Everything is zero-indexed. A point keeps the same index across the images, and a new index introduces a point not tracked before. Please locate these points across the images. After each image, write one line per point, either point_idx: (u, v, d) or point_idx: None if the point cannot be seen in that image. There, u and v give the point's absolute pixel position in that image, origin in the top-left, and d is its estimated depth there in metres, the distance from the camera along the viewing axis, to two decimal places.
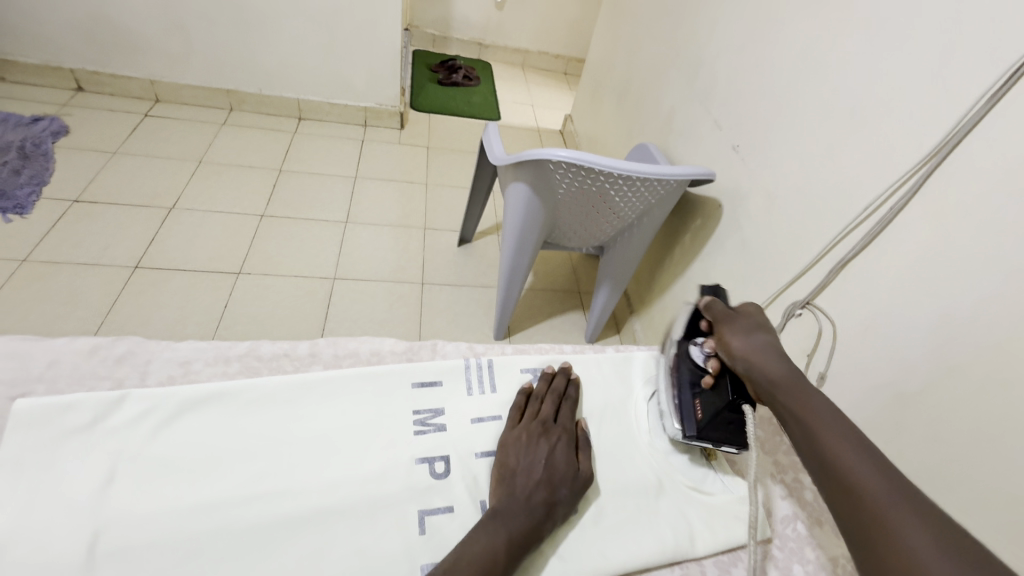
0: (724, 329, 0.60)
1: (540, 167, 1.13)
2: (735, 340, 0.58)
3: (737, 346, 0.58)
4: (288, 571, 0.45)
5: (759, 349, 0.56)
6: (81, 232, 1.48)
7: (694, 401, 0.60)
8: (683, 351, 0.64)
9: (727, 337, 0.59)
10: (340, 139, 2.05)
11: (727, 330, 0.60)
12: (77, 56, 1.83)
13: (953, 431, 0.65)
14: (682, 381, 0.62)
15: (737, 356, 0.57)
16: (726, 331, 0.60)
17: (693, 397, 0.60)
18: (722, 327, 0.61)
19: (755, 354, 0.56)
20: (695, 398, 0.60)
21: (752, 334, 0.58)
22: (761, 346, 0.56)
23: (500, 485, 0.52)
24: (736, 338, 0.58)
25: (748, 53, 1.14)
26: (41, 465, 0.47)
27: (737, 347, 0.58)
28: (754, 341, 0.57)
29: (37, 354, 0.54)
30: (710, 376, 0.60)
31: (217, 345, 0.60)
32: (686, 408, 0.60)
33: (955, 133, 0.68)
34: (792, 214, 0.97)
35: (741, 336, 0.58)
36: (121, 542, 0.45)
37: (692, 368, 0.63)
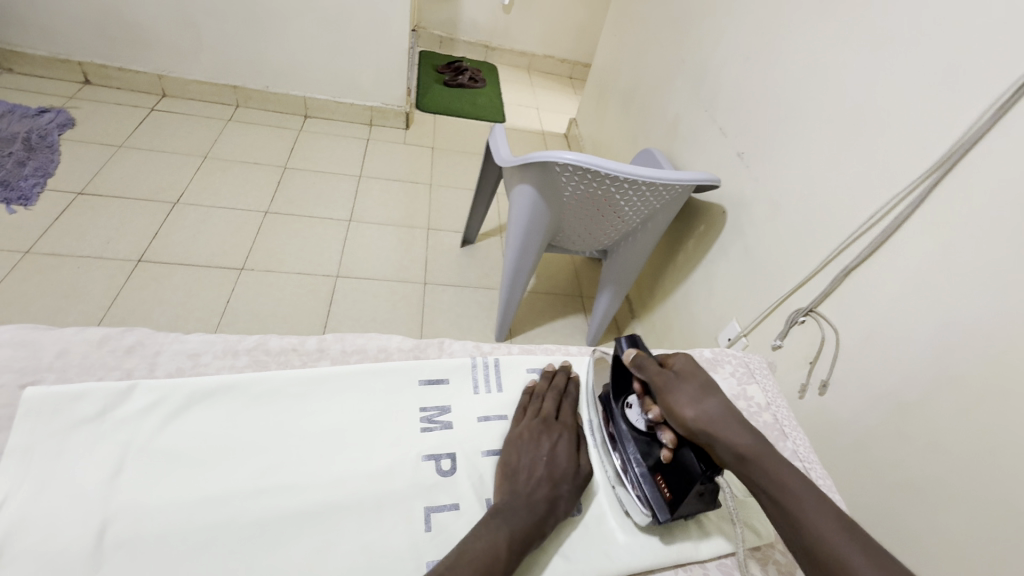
0: (670, 396, 0.55)
1: (546, 169, 1.13)
2: (687, 408, 0.54)
3: (690, 416, 0.53)
4: (295, 564, 0.46)
5: (715, 418, 0.52)
6: (86, 224, 1.48)
7: (657, 479, 0.55)
8: (623, 424, 0.59)
9: (677, 406, 0.54)
10: (345, 138, 2.05)
11: (673, 396, 0.55)
12: (85, 49, 1.83)
13: (956, 441, 0.66)
14: (635, 458, 0.57)
15: (696, 428, 0.53)
16: (672, 397, 0.55)
17: (653, 477, 0.56)
18: (666, 392, 0.56)
19: (714, 424, 0.52)
20: (655, 475, 0.56)
21: (703, 398, 0.54)
22: (715, 412, 0.53)
23: (503, 482, 0.52)
24: (688, 406, 0.54)
25: (755, 61, 1.15)
26: (50, 454, 0.47)
27: (691, 417, 0.53)
28: (707, 408, 0.54)
29: (46, 344, 0.55)
30: (668, 450, 0.55)
31: (226, 338, 0.60)
32: (652, 489, 0.55)
33: (958, 146, 0.69)
34: (797, 222, 0.98)
35: (692, 404, 0.54)
36: (129, 532, 0.45)
37: (640, 440, 0.58)
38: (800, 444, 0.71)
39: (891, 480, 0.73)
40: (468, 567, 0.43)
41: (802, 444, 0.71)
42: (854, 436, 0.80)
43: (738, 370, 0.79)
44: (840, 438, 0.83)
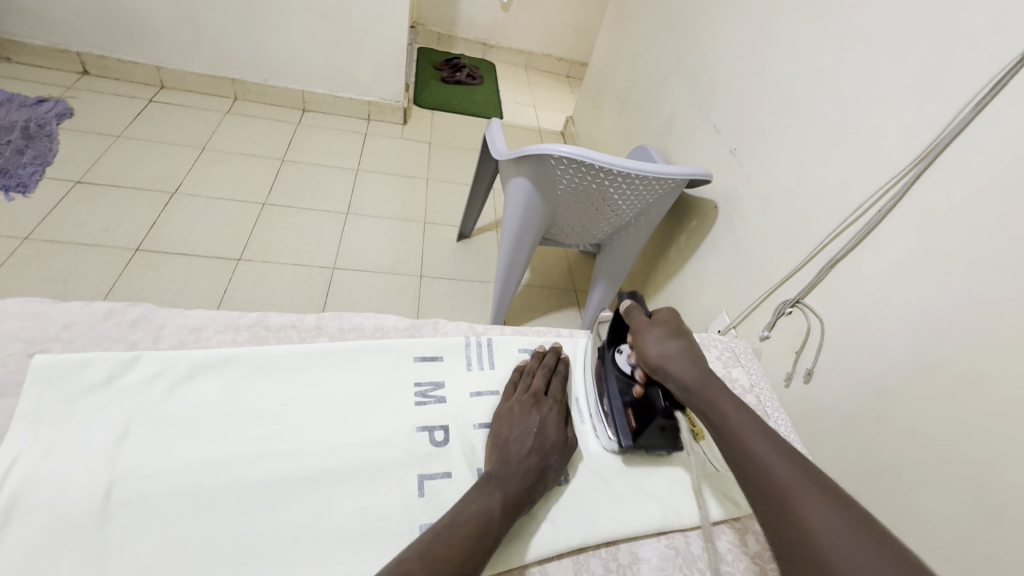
0: (640, 336, 0.63)
1: (542, 161, 1.16)
2: (649, 346, 0.62)
3: (652, 353, 0.61)
4: (295, 524, 0.48)
5: (671, 355, 0.60)
6: (83, 213, 1.49)
7: (627, 413, 0.62)
8: (611, 366, 0.66)
9: (642, 343, 0.63)
10: (343, 132, 2.07)
11: (642, 337, 0.63)
12: (84, 39, 1.84)
13: (932, 424, 0.68)
14: (614, 393, 0.64)
15: (654, 363, 0.60)
16: (641, 338, 0.63)
17: (625, 410, 0.62)
18: (638, 333, 0.64)
19: (668, 360, 0.60)
20: (627, 409, 0.62)
21: (665, 340, 0.62)
22: (673, 352, 0.60)
23: (494, 451, 0.55)
24: (650, 344, 0.62)
25: (748, 59, 1.17)
26: (59, 418, 0.49)
27: (652, 353, 0.61)
28: (665, 347, 0.61)
29: (54, 316, 0.57)
30: (640, 387, 0.62)
31: (227, 314, 0.62)
32: (621, 419, 0.62)
33: (936, 143, 0.71)
34: (785, 216, 1.00)
35: (655, 342, 0.62)
36: (135, 492, 0.47)
37: (623, 380, 0.65)
38: (783, 424, 0.73)
39: (871, 463, 0.76)
40: (462, 527, 0.45)
41: (785, 425, 0.72)
42: (836, 423, 0.83)
43: (723, 353, 0.79)
44: (823, 424, 0.85)
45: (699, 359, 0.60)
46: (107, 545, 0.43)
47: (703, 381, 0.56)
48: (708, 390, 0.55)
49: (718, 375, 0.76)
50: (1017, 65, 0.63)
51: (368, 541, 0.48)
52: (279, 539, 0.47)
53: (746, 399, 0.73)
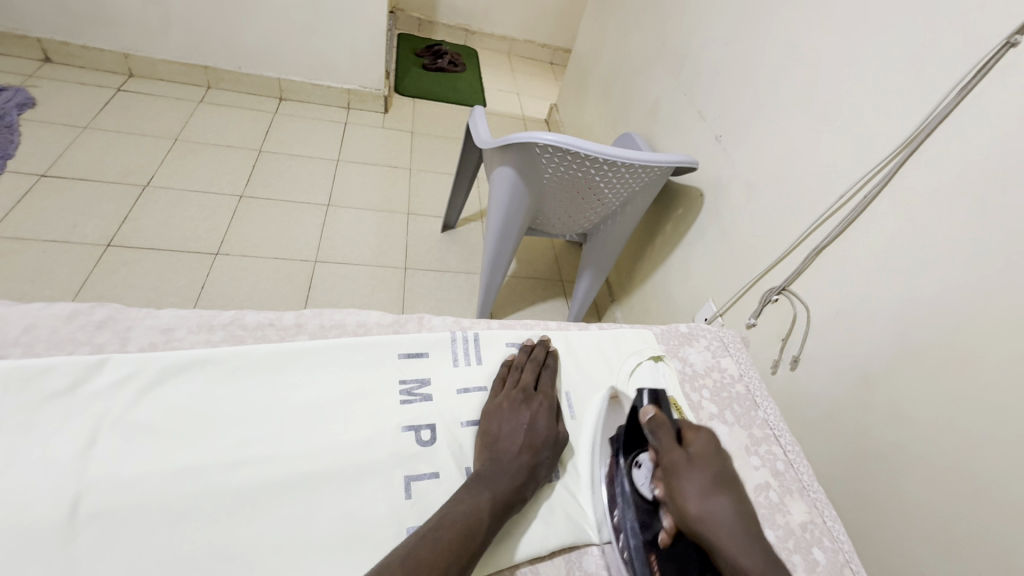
0: (676, 481, 0.51)
1: (526, 150, 1.13)
2: (691, 501, 0.49)
3: (694, 511, 0.49)
4: (276, 531, 0.46)
5: (719, 519, 0.48)
6: (49, 208, 1.43)
7: (650, 558, 0.50)
8: (628, 486, 0.54)
9: (681, 495, 0.50)
10: (322, 121, 2.01)
11: (680, 484, 0.51)
12: (44, 25, 1.75)
13: (917, 410, 0.69)
14: (632, 527, 0.52)
15: (697, 527, 0.48)
16: (678, 484, 0.51)
17: (648, 556, 0.50)
18: (673, 476, 0.51)
19: (719, 529, 0.47)
20: (649, 553, 0.50)
21: (711, 495, 0.49)
22: (722, 517, 0.48)
23: (484, 450, 0.54)
24: (693, 500, 0.49)
25: (734, 45, 1.16)
26: (20, 428, 0.46)
27: (694, 513, 0.48)
28: (714, 507, 0.49)
29: (13, 319, 0.53)
30: (666, 534, 0.50)
31: (200, 314, 0.59)
32: (643, 567, 0.49)
33: (921, 128, 0.71)
34: (770, 203, 1.00)
35: (698, 499, 0.49)
36: (103, 504, 0.44)
37: (642, 508, 0.53)
38: (771, 413, 0.72)
39: (858, 449, 0.77)
40: (450, 529, 0.44)
41: (773, 413, 0.72)
42: (823, 410, 0.83)
43: (712, 343, 0.79)
44: (809, 411, 0.86)
45: (748, 523, 0.49)
46: (75, 561, 0.41)
47: (769, 571, 0.45)
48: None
49: (706, 365, 0.76)
50: (1002, 48, 0.63)
51: (353, 546, 0.46)
52: (259, 548, 0.45)
53: (734, 388, 0.73)
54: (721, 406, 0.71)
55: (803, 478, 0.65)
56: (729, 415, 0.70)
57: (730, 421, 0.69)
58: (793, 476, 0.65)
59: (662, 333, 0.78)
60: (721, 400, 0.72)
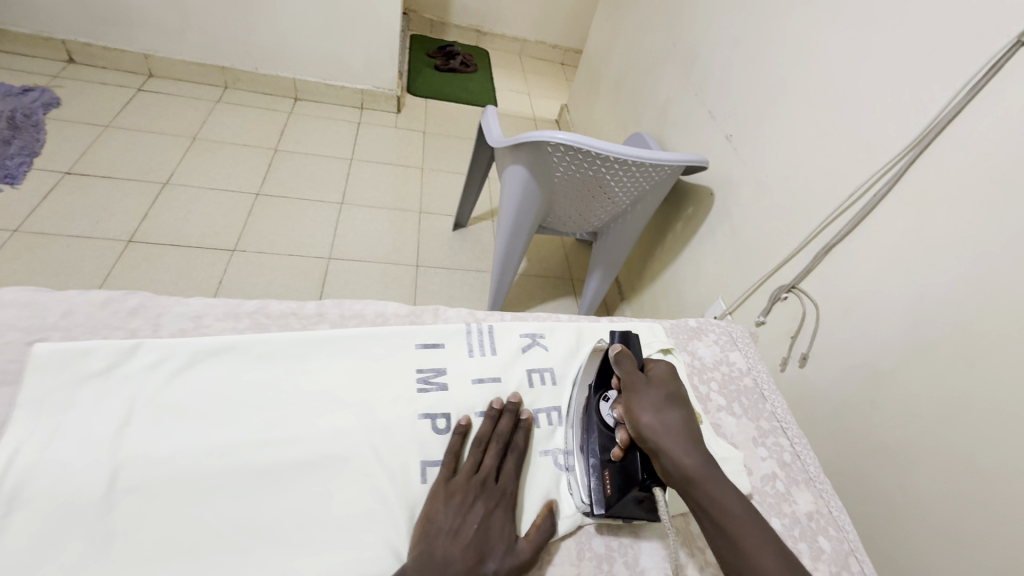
0: (632, 397, 0.54)
1: (538, 149, 1.15)
2: (644, 411, 0.53)
3: (645, 420, 0.52)
4: (299, 508, 0.48)
5: (669, 428, 0.51)
6: (74, 204, 1.47)
7: (604, 473, 0.54)
8: (595, 416, 0.58)
9: (636, 407, 0.53)
10: (336, 121, 2.04)
11: (636, 399, 0.54)
12: (68, 27, 1.80)
13: (925, 407, 0.70)
14: (593, 449, 0.56)
15: (646, 433, 0.51)
16: (634, 400, 0.54)
17: (602, 471, 0.54)
18: (631, 392, 0.55)
19: (667, 436, 0.50)
20: (604, 470, 0.54)
21: (664, 409, 0.53)
22: (673, 426, 0.51)
23: (421, 541, 0.47)
24: (647, 411, 0.52)
25: (744, 44, 1.16)
26: (60, 406, 0.49)
27: (646, 422, 0.52)
28: (666, 417, 0.52)
29: (52, 304, 0.56)
30: (619, 449, 0.54)
31: (227, 302, 0.62)
32: (597, 482, 0.54)
33: (932, 125, 0.71)
34: (779, 202, 1.01)
35: (651, 410, 0.53)
36: (138, 478, 0.47)
37: (605, 434, 0.57)
38: (779, 406, 0.73)
39: (865, 445, 0.77)
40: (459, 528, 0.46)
41: (781, 407, 0.73)
42: (831, 406, 0.84)
43: (721, 338, 0.80)
44: (817, 407, 0.86)
45: (697, 434, 0.52)
46: (113, 532, 0.44)
47: (709, 472, 0.48)
48: (710, 485, 0.47)
49: (715, 359, 0.77)
50: (1012, 48, 0.63)
51: (373, 523, 0.49)
52: (284, 523, 0.47)
53: (743, 382, 0.74)
54: (730, 399, 0.72)
55: (810, 469, 0.66)
56: (737, 408, 0.71)
57: (736, 413, 0.70)
58: (800, 468, 0.66)
59: (672, 327, 0.79)
60: (729, 393, 0.73)
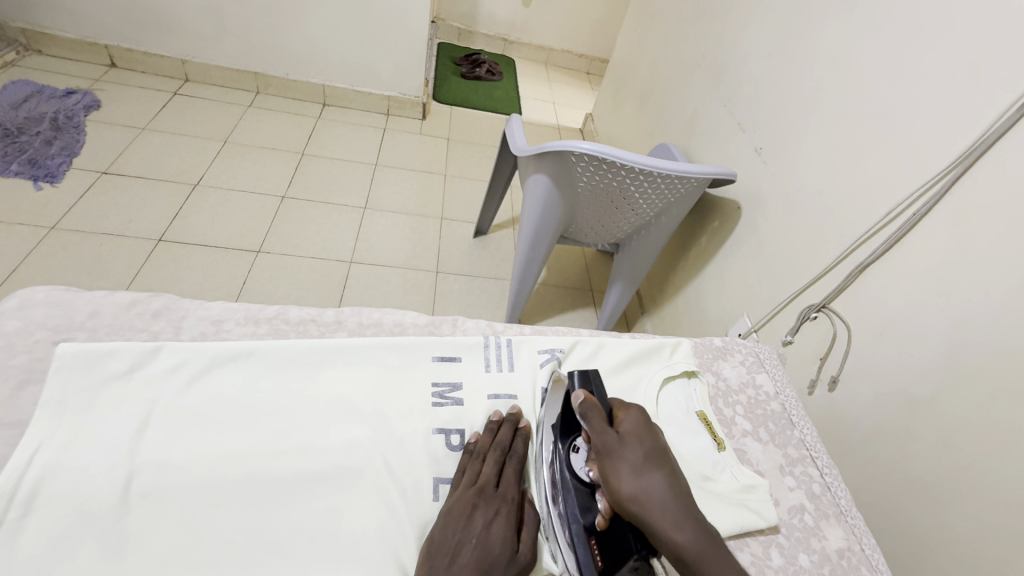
0: (609, 463, 0.49)
1: (561, 158, 1.14)
2: (624, 480, 0.48)
3: (626, 489, 0.47)
4: (308, 521, 0.47)
5: (652, 495, 0.47)
6: (108, 203, 1.52)
7: (591, 543, 0.49)
8: (567, 473, 0.53)
9: (614, 475, 0.48)
10: (362, 126, 2.07)
11: (613, 464, 0.49)
12: (111, 33, 1.87)
13: (966, 441, 0.66)
14: (573, 513, 0.51)
15: (631, 505, 0.47)
16: (612, 464, 0.49)
17: (588, 540, 0.49)
18: (606, 456, 0.50)
19: (653, 507, 0.46)
20: (589, 538, 0.49)
21: (644, 472, 0.48)
22: (657, 494, 0.47)
23: (426, 560, 0.45)
24: (626, 479, 0.48)
25: (777, 56, 1.14)
26: (83, 407, 0.49)
27: (628, 493, 0.47)
28: (646, 484, 0.47)
29: (80, 305, 0.57)
30: (603, 516, 0.50)
31: (248, 307, 0.62)
32: (585, 554, 0.48)
33: (978, 143, 0.68)
34: (810, 219, 0.97)
35: (631, 477, 0.48)
36: (153, 483, 0.47)
37: (583, 493, 0.52)
38: (809, 433, 0.70)
39: (899, 477, 0.73)
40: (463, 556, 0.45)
41: (811, 434, 0.69)
42: (863, 433, 0.80)
43: (747, 359, 0.77)
44: (848, 434, 0.82)
45: (683, 497, 0.47)
46: (125, 537, 0.44)
47: (699, 545, 0.44)
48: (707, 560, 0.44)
49: (741, 381, 0.74)
50: None
51: (380, 540, 0.47)
52: (293, 536, 0.46)
53: (769, 408, 0.71)
54: (755, 424, 0.69)
55: (841, 502, 0.63)
56: (763, 433, 0.68)
57: (762, 440, 0.68)
58: (831, 500, 0.63)
59: (696, 346, 0.77)
60: (755, 418, 0.70)
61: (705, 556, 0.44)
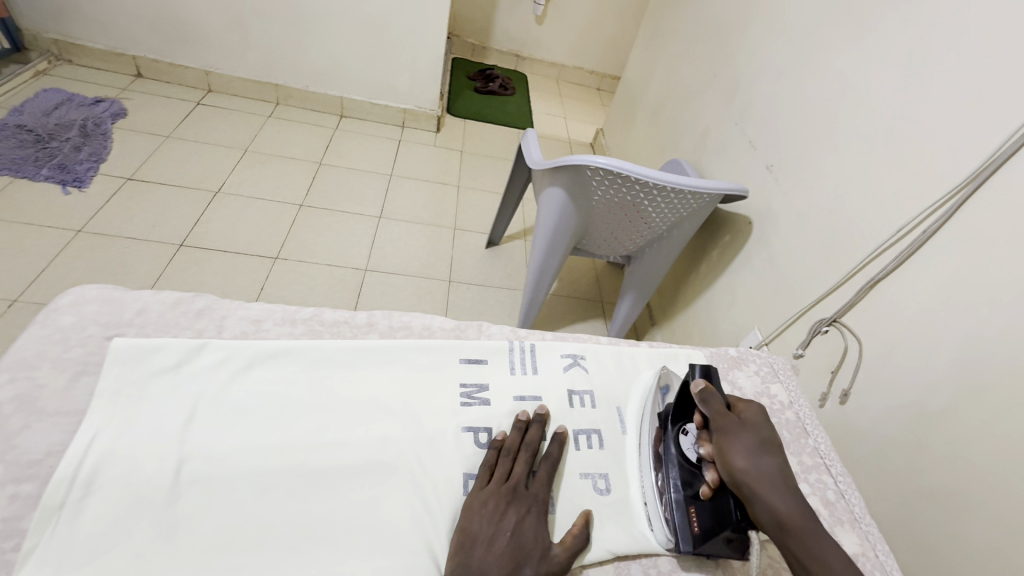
0: (725, 439, 0.53)
1: (578, 172, 1.17)
2: (738, 457, 0.52)
3: (739, 465, 0.51)
4: (345, 511, 0.50)
5: (765, 476, 0.50)
6: (133, 209, 1.56)
7: (690, 511, 0.54)
8: (673, 448, 0.58)
9: (729, 450, 0.52)
10: (378, 138, 2.12)
11: (729, 441, 0.53)
12: (140, 44, 1.93)
13: (978, 452, 0.67)
14: (675, 484, 0.56)
15: (740, 479, 0.51)
16: (727, 441, 0.53)
17: (687, 508, 0.54)
18: (723, 434, 0.54)
19: (762, 484, 0.50)
20: (689, 506, 0.54)
21: (759, 454, 0.52)
22: (769, 474, 0.51)
23: (457, 553, 0.47)
24: (741, 456, 0.52)
25: (789, 76, 1.17)
26: (133, 398, 0.52)
27: (741, 467, 0.51)
28: (761, 465, 0.51)
29: (128, 303, 0.60)
30: (707, 488, 0.54)
31: (285, 308, 0.65)
32: (681, 518, 0.54)
33: (988, 163, 0.70)
34: (822, 235, 1.00)
35: (746, 456, 0.52)
36: (200, 471, 0.49)
37: (686, 468, 0.57)
38: (822, 443, 0.72)
39: (913, 489, 0.74)
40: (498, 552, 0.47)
41: (824, 443, 0.71)
42: (875, 446, 0.81)
43: (762, 369, 0.79)
44: (860, 446, 0.84)
45: (792, 484, 0.51)
46: (176, 522, 0.46)
47: (807, 524, 0.48)
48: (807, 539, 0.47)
49: (755, 390, 0.76)
50: None
51: (416, 532, 0.50)
52: (332, 525, 0.49)
53: (784, 418, 0.73)
54: None
55: (855, 510, 0.64)
56: None
57: None
58: (845, 508, 0.65)
59: (711, 355, 0.79)
60: None
61: (808, 534, 0.47)
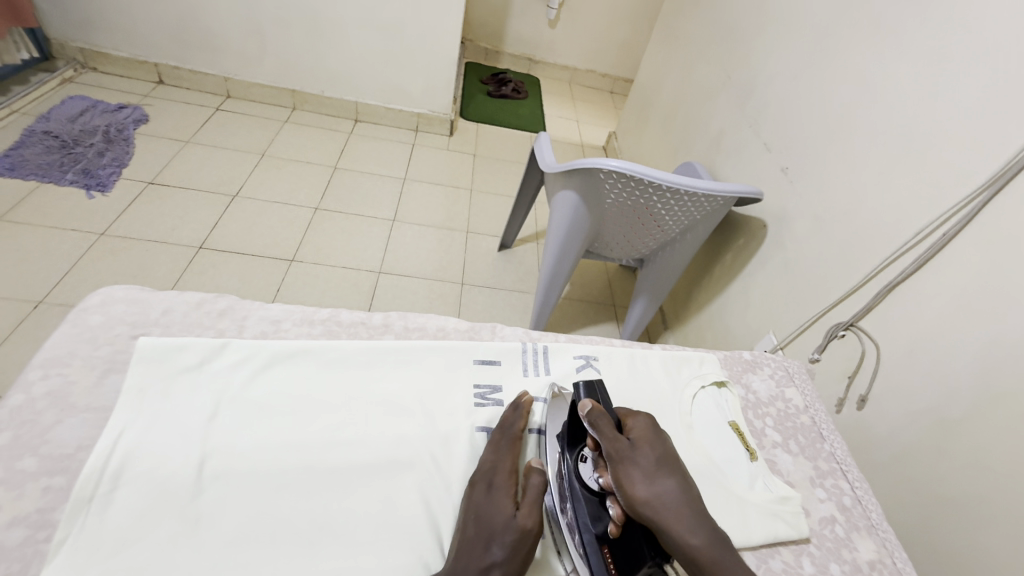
0: (621, 467, 0.52)
1: (591, 175, 1.18)
2: (638, 486, 0.50)
3: (640, 495, 0.50)
4: (362, 508, 0.51)
5: (665, 500, 0.49)
6: (153, 212, 1.60)
7: (603, 551, 0.51)
8: (575, 481, 0.55)
9: (628, 481, 0.51)
10: (392, 142, 2.15)
11: (626, 469, 0.52)
12: (162, 52, 1.98)
13: (1001, 460, 0.66)
14: (583, 522, 0.52)
15: (645, 510, 0.49)
16: (624, 470, 0.52)
17: (600, 548, 0.51)
18: (619, 462, 0.52)
19: (666, 513, 0.49)
20: (602, 545, 0.51)
21: (655, 478, 0.51)
22: (669, 499, 0.49)
23: None
24: (639, 484, 0.51)
25: (805, 78, 1.16)
26: (159, 395, 0.54)
27: (642, 497, 0.50)
28: (659, 490, 0.50)
29: (153, 304, 0.62)
30: (614, 525, 0.52)
31: (303, 309, 0.66)
32: (597, 562, 0.50)
33: (1010, 164, 0.69)
34: (838, 238, 0.99)
35: (645, 483, 0.51)
36: (223, 467, 0.50)
37: (591, 501, 0.54)
38: (839, 448, 0.71)
39: (932, 497, 0.73)
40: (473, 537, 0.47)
41: (840, 448, 0.71)
42: (893, 452, 0.80)
43: (777, 373, 0.79)
44: (877, 452, 0.83)
45: (694, 504, 0.50)
46: (199, 516, 0.47)
47: (714, 548, 0.47)
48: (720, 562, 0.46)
49: (770, 394, 0.76)
50: None
51: (432, 527, 0.51)
52: (349, 522, 0.49)
53: (799, 422, 0.73)
54: (785, 437, 0.71)
55: (872, 516, 0.63)
56: (793, 445, 0.70)
57: (790, 450, 0.69)
58: (862, 514, 0.64)
59: (725, 359, 0.78)
60: (785, 430, 0.71)
61: (720, 559, 0.47)
